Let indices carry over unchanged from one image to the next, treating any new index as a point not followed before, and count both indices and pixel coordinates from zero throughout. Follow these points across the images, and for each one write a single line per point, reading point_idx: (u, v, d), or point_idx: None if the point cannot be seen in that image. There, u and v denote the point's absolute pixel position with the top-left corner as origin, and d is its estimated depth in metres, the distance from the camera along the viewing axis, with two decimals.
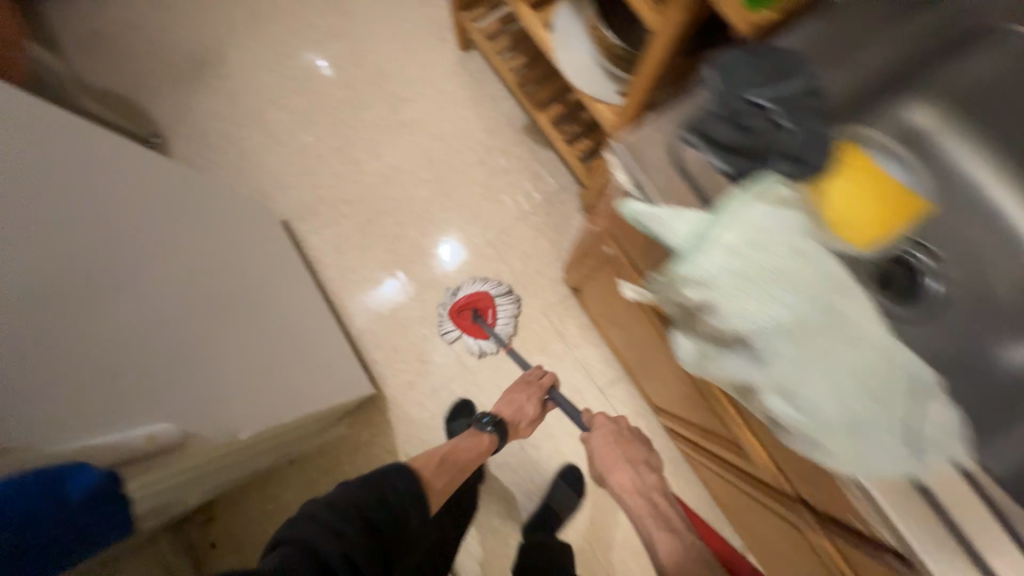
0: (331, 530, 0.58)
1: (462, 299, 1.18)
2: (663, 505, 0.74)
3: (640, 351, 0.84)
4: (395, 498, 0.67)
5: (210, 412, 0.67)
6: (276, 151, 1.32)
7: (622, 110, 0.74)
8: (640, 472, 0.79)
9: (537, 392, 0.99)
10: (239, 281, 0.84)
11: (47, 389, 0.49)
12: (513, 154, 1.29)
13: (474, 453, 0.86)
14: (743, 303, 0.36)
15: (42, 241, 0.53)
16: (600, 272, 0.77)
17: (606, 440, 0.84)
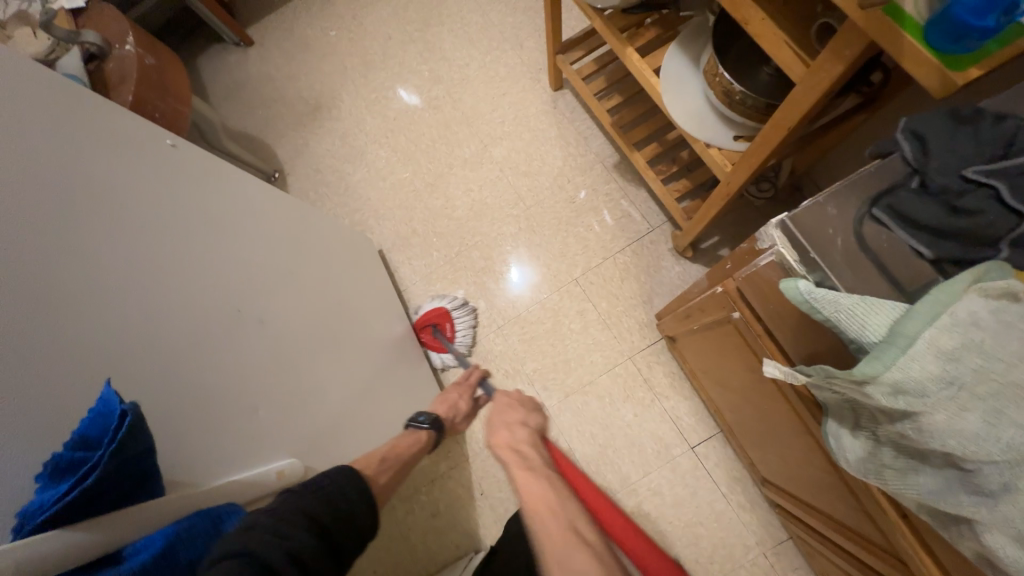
0: (270, 534, 0.45)
1: (422, 316, 1.21)
2: (528, 449, 0.78)
3: (751, 417, 0.76)
4: (342, 495, 0.55)
5: (323, 446, 0.69)
6: (376, 185, 1.42)
7: (743, 158, 0.69)
8: (514, 429, 0.83)
9: (467, 390, 1.03)
10: (345, 314, 0.88)
11: (202, 424, 0.51)
12: (602, 191, 1.27)
13: (407, 446, 0.78)
14: (963, 421, 0.30)
15: (200, 280, 0.58)
16: (710, 330, 0.72)
17: (505, 406, 0.91)
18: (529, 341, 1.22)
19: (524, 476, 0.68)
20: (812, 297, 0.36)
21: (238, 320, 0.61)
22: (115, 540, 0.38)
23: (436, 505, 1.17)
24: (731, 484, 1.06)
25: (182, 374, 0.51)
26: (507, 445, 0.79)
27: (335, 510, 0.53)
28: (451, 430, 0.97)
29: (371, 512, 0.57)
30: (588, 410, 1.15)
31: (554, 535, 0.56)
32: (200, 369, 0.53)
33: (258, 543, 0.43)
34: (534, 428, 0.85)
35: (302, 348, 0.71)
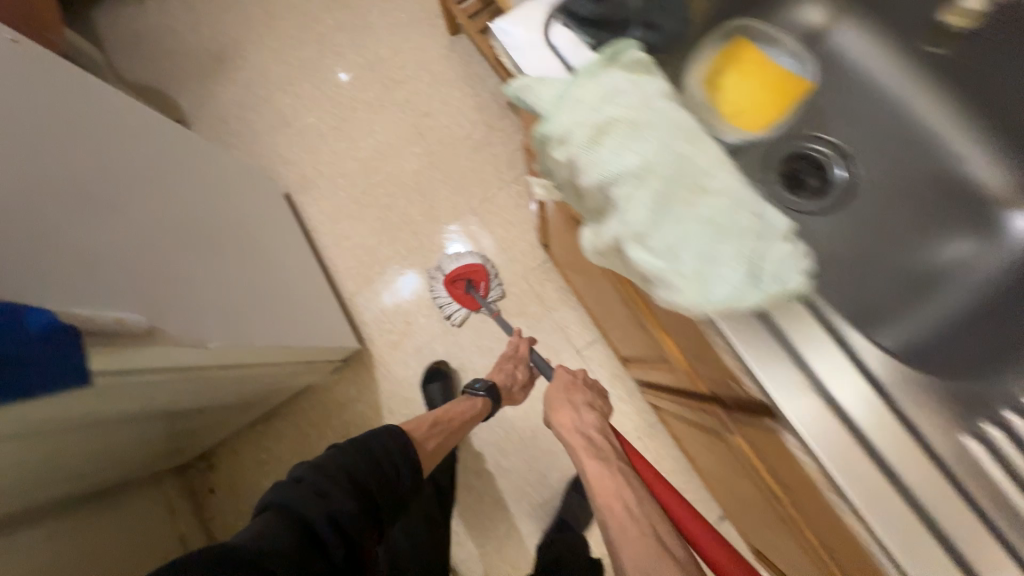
0: (314, 495, 0.64)
1: (457, 269, 1.20)
2: (597, 438, 0.72)
3: (595, 291, 0.87)
4: (388, 463, 0.73)
5: (185, 321, 0.71)
6: (282, 132, 1.45)
7: None
8: (581, 412, 0.79)
9: (519, 361, 1.06)
10: (221, 232, 0.93)
11: (18, 248, 0.54)
12: (498, 128, 1.35)
13: (462, 412, 0.93)
14: (598, 153, 0.39)
15: (42, 146, 0.62)
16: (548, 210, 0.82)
17: (558, 389, 0.85)
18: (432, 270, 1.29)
19: (595, 470, 0.66)
20: (519, 89, 0.42)
21: (85, 200, 0.65)
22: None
23: (348, 427, 1.23)
24: (612, 381, 1.17)
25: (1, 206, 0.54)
26: (572, 428, 0.76)
27: (375, 474, 0.71)
28: (510, 398, 1.05)
29: (412, 477, 0.76)
30: (487, 327, 1.24)
31: (645, 550, 0.54)
32: (32, 220, 0.56)
33: (301, 503, 0.62)
34: (604, 416, 0.79)
35: (164, 245, 0.75)
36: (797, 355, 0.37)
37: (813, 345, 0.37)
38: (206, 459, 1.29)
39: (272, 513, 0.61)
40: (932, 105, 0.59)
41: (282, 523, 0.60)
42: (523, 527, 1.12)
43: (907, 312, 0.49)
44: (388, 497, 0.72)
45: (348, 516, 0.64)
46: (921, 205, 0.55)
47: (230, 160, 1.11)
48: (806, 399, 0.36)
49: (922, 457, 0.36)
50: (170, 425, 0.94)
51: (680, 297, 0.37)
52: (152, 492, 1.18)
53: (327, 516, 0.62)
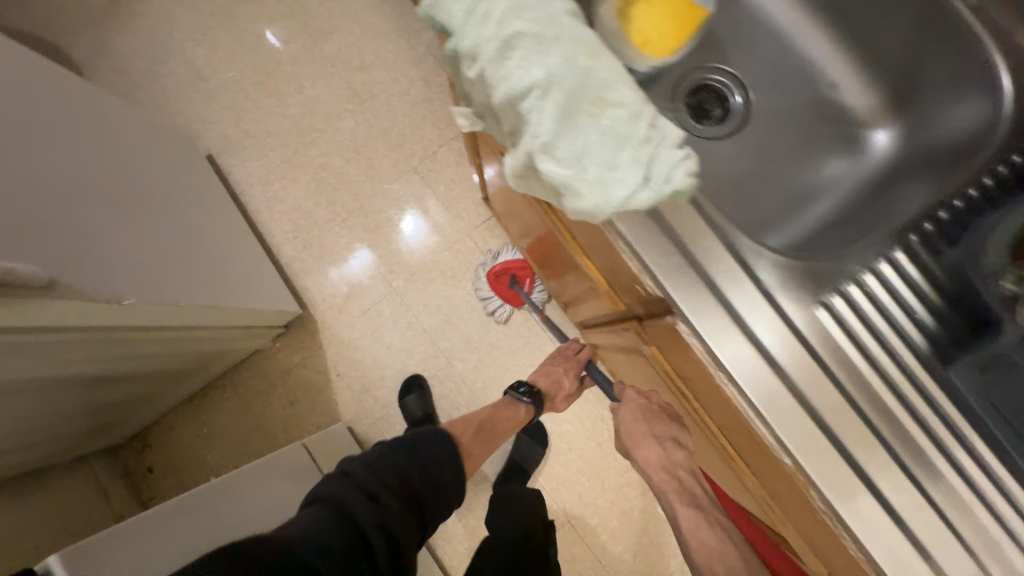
0: (367, 497, 0.63)
1: (506, 264, 1.18)
2: (690, 481, 0.62)
3: (531, 239, 0.90)
4: (433, 466, 0.73)
5: (96, 275, 0.66)
6: (197, 87, 1.33)
7: None
8: (669, 449, 0.64)
9: (573, 367, 0.98)
10: (127, 186, 0.85)
11: None
12: (436, 83, 1.32)
13: (509, 418, 0.92)
14: (506, 66, 0.40)
15: None
16: (481, 157, 0.83)
17: (633, 416, 0.69)
18: (375, 231, 1.26)
19: (693, 523, 0.57)
20: (431, 6, 0.42)
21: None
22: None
23: (296, 393, 1.21)
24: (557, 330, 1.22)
25: None
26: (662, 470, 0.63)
27: (425, 480, 0.71)
28: (551, 406, 1.00)
29: (455, 484, 0.75)
30: (435, 286, 1.24)
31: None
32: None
33: (353, 502, 0.61)
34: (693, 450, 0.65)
35: (59, 197, 0.68)
36: (688, 254, 0.42)
37: (699, 238, 0.42)
38: (141, 439, 1.22)
39: (322, 508, 0.60)
40: (811, 31, 0.59)
41: (335, 518, 0.59)
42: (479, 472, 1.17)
43: (786, 217, 0.55)
44: (431, 502, 0.71)
45: (398, 523, 0.63)
46: (806, 124, 0.59)
47: (134, 114, 1.01)
48: (697, 290, 0.41)
49: (782, 327, 0.42)
50: (90, 397, 0.88)
51: (581, 202, 0.40)
52: (80, 475, 1.10)
53: (378, 522, 0.61)
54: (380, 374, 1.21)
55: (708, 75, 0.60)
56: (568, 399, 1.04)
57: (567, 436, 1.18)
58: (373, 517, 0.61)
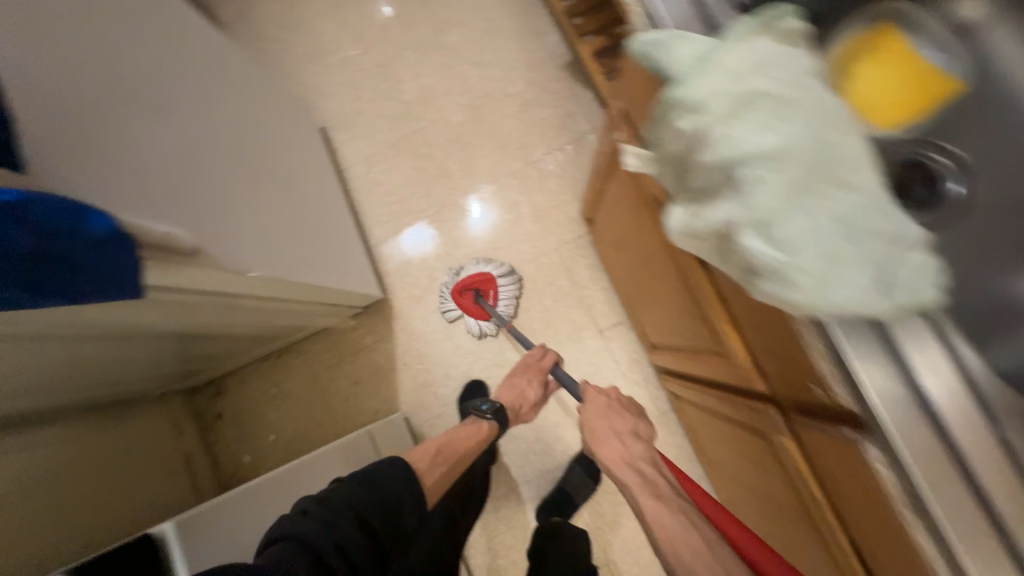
0: (321, 523, 0.62)
1: (465, 279, 1.16)
2: (651, 472, 0.63)
3: (639, 275, 0.84)
4: (391, 494, 0.71)
5: (228, 244, 0.67)
6: (322, 61, 1.37)
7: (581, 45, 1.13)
8: (628, 442, 0.68)
9: (536, 374, 0.99)
10: (257, 155, 0.87)
11: (71, 142, 0.47)
12: (551, 91, 1.29)
13: (468, 437, 0.90)
14: (734, 128, 0.36)
15: (95, 31, 0.55)
16: (612, 180, 0.78)
17: (597, 412, 0.74)
18: (464, 229, 1.25)
19: (657, 513, 0.56)
20: (651, 46, 0.39)
21: (137, 100, 0.58)
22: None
23: (361, 373, 1.23)
24: (631, 364, 1.16)
25: (55, 88, 0.48)
26: (622, 463, 0.65)
27: (382, 512, 0.68)
28: (516, 419, 1.00)
29: (415, 514, 0.72)
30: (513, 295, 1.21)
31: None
32: (88, 112, 0.50)
33: (310, 530, 0.61)
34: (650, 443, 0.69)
35: (208, 162, 0.70)
36: (912, 377, 0.35)
37: (926, 361, 0.36)
38: (215, 385, 1.29)
39: (283, 543, 0.59)
40: None
41: (294, 550, 0.58)
42: (522, 493, 1.14)
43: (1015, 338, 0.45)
44: (391, 533, 0.68)
45: (355, 545, 0.62)
46: None
47: (266, 84, 1.05)
48: (915, 423, 0.35)
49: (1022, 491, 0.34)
50: (184, 346, 0.93)
51: (793, 293, 0.35)
52: (159, 409, 1.18)
53: (336, 543, 0.61)
54: (444, 371, 1.21)
55: (927, 151, 0.49)
56: (536, 409, 1.05)
57: None
58: (329, 537, 0.61)
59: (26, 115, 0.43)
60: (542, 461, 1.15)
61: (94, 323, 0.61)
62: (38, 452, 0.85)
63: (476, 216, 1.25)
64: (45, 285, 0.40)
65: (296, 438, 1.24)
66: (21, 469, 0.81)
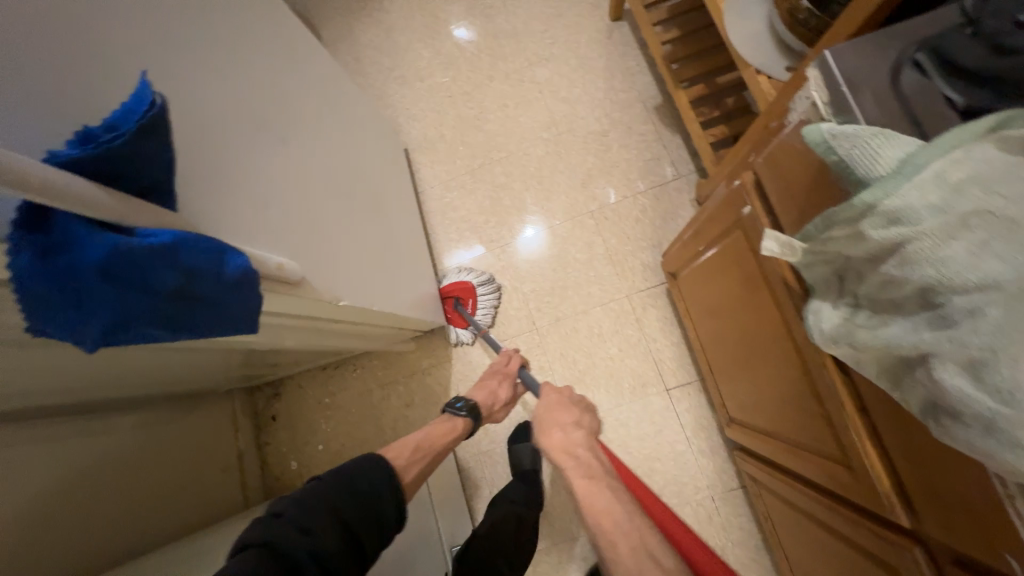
0: (295, 527, 0.50)
1: (446, 288, 1.21)
2: (585, 455, 0.69)
3: (733, 348, 0.78)
4: (370, 492, 0.58)
5: (325, 273, 0.67)
6: (413, 85, 1.42)
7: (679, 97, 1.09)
8: (569, 431, 0.75)
9: (506, 377, 0.99)
10: (353, 178, 0.89)
11: (219, 177, 0.49)
12: (637, 132, 1.26)
13: (442, 432, 0.80)
14: (947, 250, 0.30)
15: (242, 65, 0.57)
16: (717, 246, 0.73)
17: (551, 406, 0.82)
18: (532, 263, 1.23)
19: (587, 489, 0.61)
20: (832, 136, 0.36)
21: (262, 129, 0.60)
22: (116, 216, 0.34)
23: (414, 396, 1.23)
24: (697, 429, 1.08)
25: (214, 124, 0.49)
26: (562, 449, 0.72)
27: (362, 513, 0.56)
28: (488, 418, 0.93)
29: (399, 510, 0.60)
30: (577, 337, 1.17)
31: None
32: (226, 143, 0.51)
33: (284, 538, 0.48)
34: (590, 433, 0.76)
35: (315, 189, 0.71)
36: None
37: None
38: (274, 386, 1.32)
39: (254, 555, 0.46)
40: None
41: (270, 566, 0.45)
42: (566, 550, 1.08)
43: None
44: (372, 535, 0.55)
45: (333, 551, 0.50)
46: None
47: (361, 105, 1.08)
48: None
49: None
50: (254, 355, 0.94)
51: (1011, 455, 0.29)
52: (223, 404, 1.22)
53: (312, 552, 0.48)
54: None
55: None
56: (505, 410, 0.99)
57: None
58: (304, 544, 0.49)
59: (189, 153, 0.45)
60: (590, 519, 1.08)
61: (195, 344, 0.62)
62: (120, 435, 0.91)
63: (528, 237, 1.25)
64: (182, 324, 0.39)
65: (342, 452, 1.24)
66: (100, 451, 0.86)
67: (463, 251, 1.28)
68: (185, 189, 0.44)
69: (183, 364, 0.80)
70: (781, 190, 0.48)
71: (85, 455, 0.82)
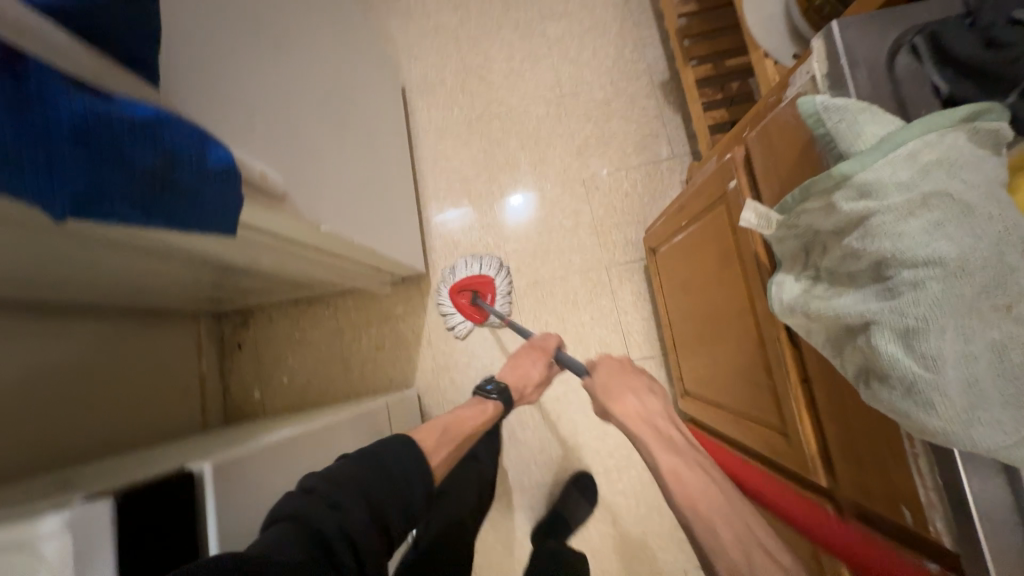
0: (328, 505, 0.51)
1: (463, 281, 1.16)
2: (665, 427, 0.60)
3: (699, 323, 0.82)
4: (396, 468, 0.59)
5: (310, 195, 0.66)
6: (418, 22, 1.35)
7: (686, 74, 1.09)
8: (644, 399, 0.65)
9: (540, 356, 0.94)
10: (346, 104, 0.86)
11: (209, 72, 0.47)
12: (640, 106, 1.25)
13: (472, 416, 0.83)
14: (904, 226, 0.33)
15: None
16: (697, 222, 0.75)
17: (611, 375, 0.70)
18: (519, 224, 1.23)
19: (673, 464, 0.53)
20: (823, 109, 0.37)
21: (254, 33, 0.56)
22: (98, 82, 0.33)
23: (385, 340, 1.23)
24: None
25: (206, 14, 0.47)
26: (637, 417, 0.62)
27: (395, 497, 0.57)
28: (519, 400, 0.95)
29: (427, 495, 0.60)
30: (553, 302, 1.19)
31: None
32: (214, 37, 0.48)
33: (316, 513, 0.49)
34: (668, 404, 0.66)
35: (306, 106, 0.69)
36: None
37: None
38: (242, 315, 1.30)
39: (286, 526, 0.47)
40: None
41: (302, 536, 0.46)
42: (516, 499, 1.14)
43: None
44: (400, 517, 0.56)
45: (363, 531, 0.51)
46: None
47: (361, 31, 1.02)
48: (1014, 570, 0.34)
49: None
50: (223, 275, 0.91)
51: (924, 414, 0.33)
52: (188, 325, 1.20)
53: (341, 528, 0.49)
54: (467, 360, 1.20)
55: None
56: (539, 390, 1.00)
57: (615, 507, 1.13)
58: (336, 520, 0.49)
59: (179, 39, 0.43)
60: (542, 472, 1.15)
61: (167, 245, 0.61)
62: (78, 340, 0.88)
63: (516, 206, 1.24)
64: (158, 214, 0.38)
65: (307, 387, 1.25)
66: (55, 353, 0.84)
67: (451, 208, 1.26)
68: (171, 73, 0.42)
69: (149, 273, 0.77)
70: (768, 165, 0.50)
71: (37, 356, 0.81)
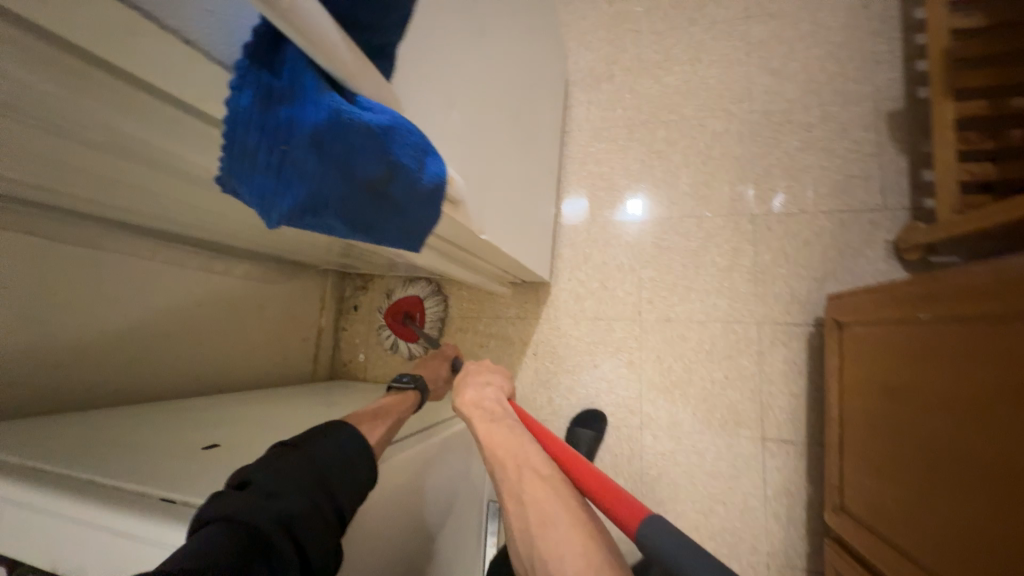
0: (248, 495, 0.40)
1: (394, 304, 1.18)
2: (495, 406, 0.60)
3: (906, 446, 0.63)
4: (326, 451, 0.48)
5: (480, 199, 0.58)
6: (598, 7, 1.22)
7: (939, 110, 0.84)
8: (482, 385, 0.64)
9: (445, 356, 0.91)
10: (521, 94, 0.78)
11: (417, 62, 0.41)
12: (853, 137, 1.00)
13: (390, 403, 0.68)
14: None
15: None
16: (971, 325, 0.55)
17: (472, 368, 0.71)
18: (660, 251, 1.09)
19: (488, 430, 0.55)
20: None
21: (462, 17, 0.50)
22: (347, 76, 0.28)
23: (490, 339, 1.18)
24: (781, 493, 0.95)
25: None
26: (472, 399, 0.61)
27: (341, 474, 0.46)
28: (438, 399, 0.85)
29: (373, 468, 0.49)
30: (683, 346, 1.04)
31: (546, 502, 0.43)
32: (424, 15, 0.41)
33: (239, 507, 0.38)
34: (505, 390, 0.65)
35: (492, 99, 0.62)
36: None
37: None
38: (364, 278, 1.35)
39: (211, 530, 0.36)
40: None
41: (227, 536, 0.35)
42: None
43: None
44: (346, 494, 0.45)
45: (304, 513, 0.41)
46: None
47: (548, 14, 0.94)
48: None
49: None
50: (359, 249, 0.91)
51: None
52: (318, 277, 1.26)
53: (279, 518, 0.39)
54: (569, 384, 1.10)
55: None
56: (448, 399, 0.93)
57: None
58: (267, 506, 0.39)
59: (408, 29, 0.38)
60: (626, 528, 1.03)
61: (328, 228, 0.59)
62: (233, 279, 0.95)
63: (630, 211, 1.12)
64: (356, 225, 0.33)
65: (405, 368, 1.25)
66: (214, 289, 0.90)
67: (577, 207, 1.16)
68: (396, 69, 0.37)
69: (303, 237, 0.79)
70: None
71: (202, 289, 0.87)
